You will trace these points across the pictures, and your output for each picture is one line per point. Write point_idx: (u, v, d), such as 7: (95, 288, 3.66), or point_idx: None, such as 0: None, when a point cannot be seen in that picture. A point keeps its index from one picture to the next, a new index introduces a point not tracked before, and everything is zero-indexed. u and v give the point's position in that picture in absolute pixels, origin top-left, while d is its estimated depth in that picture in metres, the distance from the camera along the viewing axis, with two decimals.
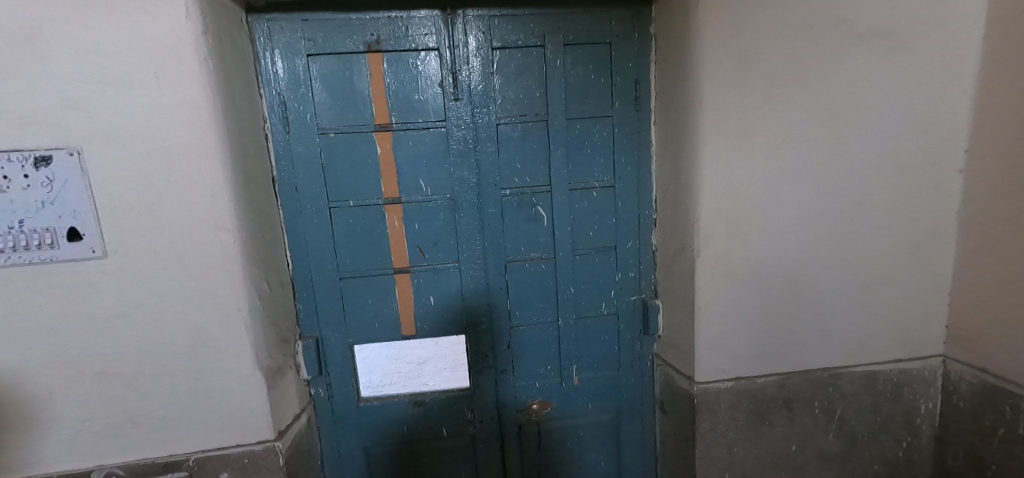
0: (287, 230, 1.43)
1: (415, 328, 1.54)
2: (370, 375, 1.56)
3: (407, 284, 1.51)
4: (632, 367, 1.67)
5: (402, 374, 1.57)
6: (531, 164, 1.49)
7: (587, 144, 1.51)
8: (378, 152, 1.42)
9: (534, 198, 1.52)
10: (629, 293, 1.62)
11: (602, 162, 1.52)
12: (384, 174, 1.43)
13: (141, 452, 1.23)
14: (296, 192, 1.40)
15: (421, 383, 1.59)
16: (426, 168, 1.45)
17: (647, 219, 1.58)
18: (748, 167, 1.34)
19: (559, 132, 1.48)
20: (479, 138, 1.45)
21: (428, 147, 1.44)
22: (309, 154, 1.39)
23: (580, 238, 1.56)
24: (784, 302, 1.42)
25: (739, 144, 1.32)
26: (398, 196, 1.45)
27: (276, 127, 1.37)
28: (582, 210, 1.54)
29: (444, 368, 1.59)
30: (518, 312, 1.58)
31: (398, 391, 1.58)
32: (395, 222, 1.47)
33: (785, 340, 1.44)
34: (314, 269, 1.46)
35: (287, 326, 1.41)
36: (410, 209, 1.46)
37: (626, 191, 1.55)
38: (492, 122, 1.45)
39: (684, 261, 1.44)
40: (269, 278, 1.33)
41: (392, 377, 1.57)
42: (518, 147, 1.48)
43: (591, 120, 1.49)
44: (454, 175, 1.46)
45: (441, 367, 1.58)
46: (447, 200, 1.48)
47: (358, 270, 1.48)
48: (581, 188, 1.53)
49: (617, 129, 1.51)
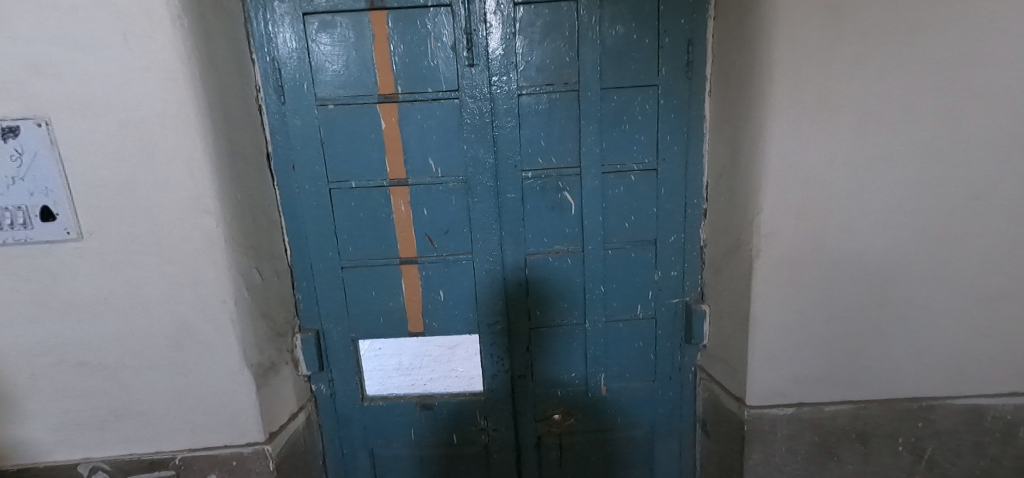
0: (284, 213, 1.30)
1: (423, 325, 1.39)
2: (399, 358, 1.43)
3: (415, 277, 1.35)
4: (670, 379, 1.45)
5: (431, 358, 1.43)
6: (557, 143, 1.28)
7: (625, 119, 1.27)
8: (382, 127, 1.25)
9: (560, 182, 1.31)
10: (670, 295, 1.39)
11: (642, 141, 1.29)
12: (389, 151, 1.27)
13: (127, 447, 1.16)
14: (293, 171, 1.27)
15: (450, 369, 1.44)
16: (436, 146, 1.27)
17: (695, 209, 1.33)
18: (828, 147, 1.07)
19: (592, 105, 1.25)
20: (497, 112, 1.25)
21: (439, 121, 1.26)
22: (307, 129, 1.24)
23: (613, 230, 1.34)
24: (866, 316, 1.15)
25: (817, 118, 1.05)
26: (405, 177, 1.28)
27: (271, 98, 1.23)
28: (616, 197, 1.32)
29: (475, 353, 1.43)
30: (539, 311, 1.40)
31: (429, 376, 1.45)
32: (402, 207, 1.31)
33: (863, 363, 1.18)
34: (313, 257, 1.33)
35: (283, 318, 1.30)
36: (418, 193, 1.29)
37: (669, 176, 1.31)
38: (512, 93, 1.24)
39: (739, 261, 1.20)
40: (261, 266, 1.21)
41: (421, 360, 1.43)
42: (543, 122, 1.27)
43: (630, 91, 1.25)
44: (468, 155, 1.28)
45: (472, 353, 1.43)
46: (460, 183, 1.29)
47: (361, 259, 1.33)
48: (616, 170, 1.30)
49: (663, 101, 1.26)
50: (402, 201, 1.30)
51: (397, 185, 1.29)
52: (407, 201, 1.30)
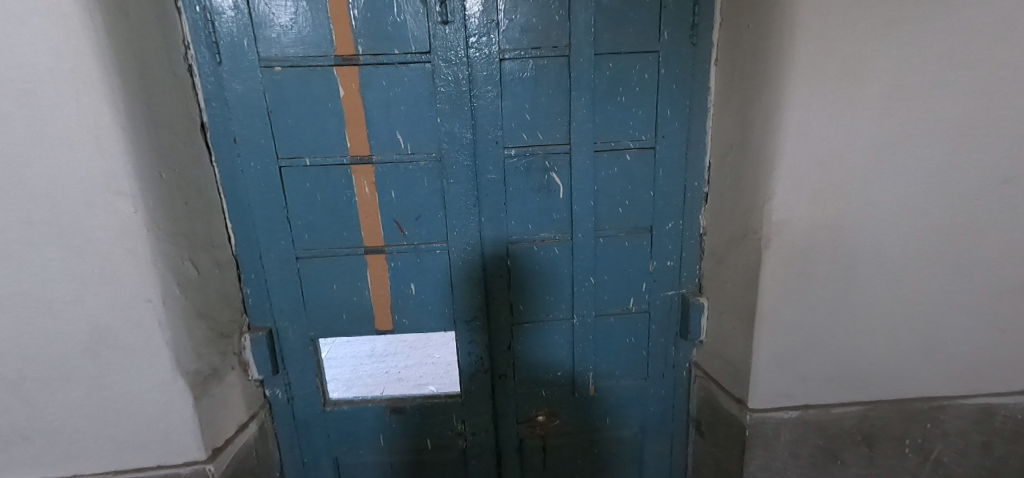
0: (226, 194, 1.11)
1: (392, 321, 1.23)
2: (373, 344, 1.44)
3: (382, 268, 1.19)
4: (663, 377, 1.34)
5: (406, 343, 1.45)
6: (544, 117, 1.12)
7: (621, 90, 1.12)
8: (341, 94, 1.07)
9: (547, 161, 1.16)
10: (665, 287, 1.27)
11: (639, 116, 1.14)
12: (349, 124, 1.09)
13: (38, 471, 0.99)
14: (235, 145, 1.08)
15: (426, 355, 1.44)
16: (405, 117, 1.10)
17: (695, 193, 1.20)
18: (852, 124, 0.94)
19: (584, 72, 1.09)
20: (476, 79, 1.08)
21: (408, 87, 1.08)
22: (250, 95, 1.05)
23: (605, 216, 1.21)
24: (880, 312, 1.05)
25: (842, 90, 0.92)
26: (369, 154, 1.11)
27: (203, 57, 1.03)
28: (609, 179, 1.18)
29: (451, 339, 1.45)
30: (523, 306, 1.26)
31: (404, 363, 1.44)
32: (366, 189, 1.14)
33: (874, 361, 1.08)
34: (263, 246, 1.15)
35: (227, 316, 1.12)
36: (384, 172, 1.12)
37: (668, 156, 1.17)
38: (493, 58, 1.08)
39: (745, 251, 1.08)
40: (196, 257, 1.03)
41: (397, 346, 1.45)
42: (527, 92, 1.10)
43: (627, 57, 1.10)
44: (442, 128, 1.11)
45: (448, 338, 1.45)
46: (433, 162, 1.13)
47: (319, 248, 1.17)
48: (610, 149, 1.16)
49: (663, 70, 1.11)
50: (365, 182, 1.13)
51: (359, 162, 1.11)
52: (372, 182, 1.13)
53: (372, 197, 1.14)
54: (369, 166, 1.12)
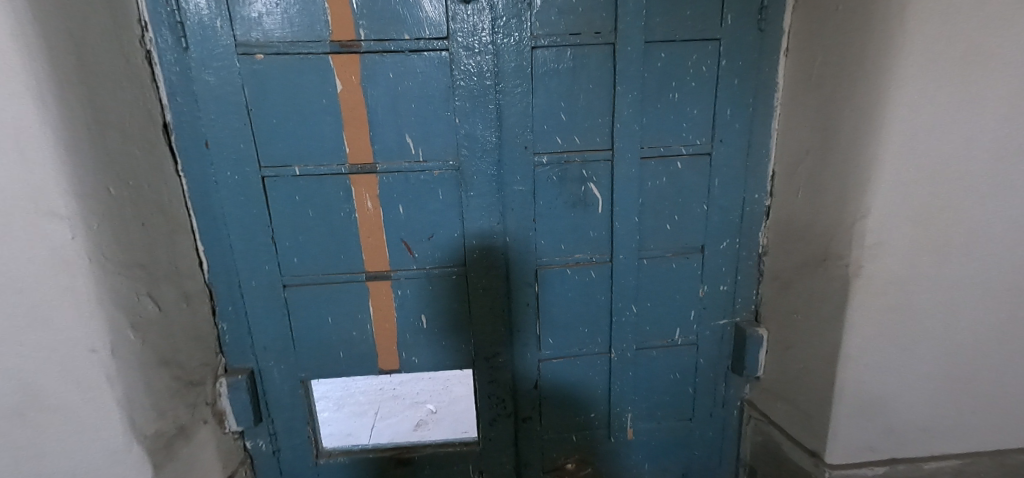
0: (196, 211, 0.91)
1: (399, 360, 1.04)
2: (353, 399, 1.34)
3: (387, 297, 1.00)
4: (711, 417, 1.16)
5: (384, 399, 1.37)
6: (582, 117, 0.94)
7: (674, 85, 0.94)
8: (338, 88, 0.87)
9: (584, 171, 0.98)
10: (716, 315, 1.10)
11: (694, 117, 0.96)
12: (349, 125, 0.89)
13: None
14: (207, 151, 0.88)
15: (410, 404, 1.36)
16: (416, 117, 0.91)
17: (754, 207, 1.03)
18: (982, 126, 0.75)
19: (632, 64, 0.91)
20: (502, 71, 0.90)
21: (420, 81, 0.89)
22: (225, 90, 0.85)
23: (650, 234, 1.03)
24: (998, 354, 0.85)
25: (971, 83, 0.73)
26: (373, 161, 0.92)
27: (166, 41, 0.82)
28: (656, 191, 1.00)
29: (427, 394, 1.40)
30: (552, 339, 1.07)
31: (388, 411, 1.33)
32: (368, 203, 0.94)
33: (989, 413, 0.89)
34: (243, 272, 0.95)
35: (198, 358, 0.92)
36: (391, 184, 0.93)
37: (726, 163, 0.99)
38: (524, 46, 0.89)
39: (823, 278, 0.90)
40: (157, 290, 0.82)
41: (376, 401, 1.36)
42: (564, 87, 0.92)
43: (683, 46, 0.92)
44: (462, 131, 0.92)
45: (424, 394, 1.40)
46: (449, 170, 0.94)
47: (312, 274, 0.97)
48: (659, 155, 0.98)
49: (724, 60, 0.93)
50: (368, 195, 0.94)
51: (360, 171, 0.92)
52: (376, 195, 0.94)
53: (375, 214, 0.95)
54: (372, 176, 0.93)
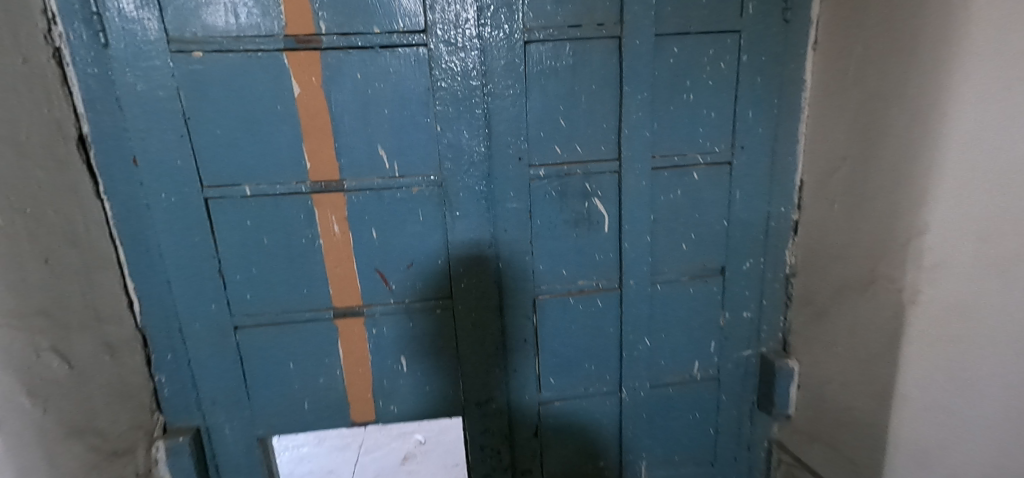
0: (124, 242, 0.75)
1: (375, 409, 0.89)
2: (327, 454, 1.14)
3: (360, 337, 0.85)
4: (734, 461, 1.03)
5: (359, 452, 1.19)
6: (583, 122, 0.82)
7: (689, 85, 0.82)
8: (295, 91, 0.73)
9: (587, 184, 0.85)
10: (739, 346, 0.96)
11: (711, 121, 0.84)
12: (309, 135, 0.75)
13: None
14: (135, 169, 0.72)
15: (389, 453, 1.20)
16: (391, 126, 0.77)
17: (780, 222, 0.90)
18: None
19: (641, 60, 0.79)
20: (491, 70, 0.77)
21: (394, 83, 0.75)
22: (155, 95, 0.70)
23: (664, 255, 0.90)
24: None
25: None
26: (339, 178, 0.77)
27: (79, 36, 0.67)
28: (670, 206, 0.87)
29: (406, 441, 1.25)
30: (554, 379, 0.93)
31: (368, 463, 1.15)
32: (334, 227, 0.79)
33: None
34: (184, 314, 0.79)
35: (127, 421, 0.76)
36: (361, 204, 0.79)
37: (749, 173, 0.87)
38: (515, 40, 0.76)
39: (869, 305, 0.77)
40: (67, 344, 0.65)
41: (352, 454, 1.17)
42: (563, 88, 0.80)
43: (698, 40, 0.80)
44: (444, 140, 0.78)
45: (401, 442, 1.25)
46: (431, 187, 0.80)
47: (268, 313, 0.82)
48: (672, 165, 0.85)
49: (745, 55, 0.81)
50: (335, 218, 0.79)
51: (324, 189, 0.77)
52: (345, 217, 0.79)
53: (344, 240, 0.80)
54: (339, 196, 0.78)
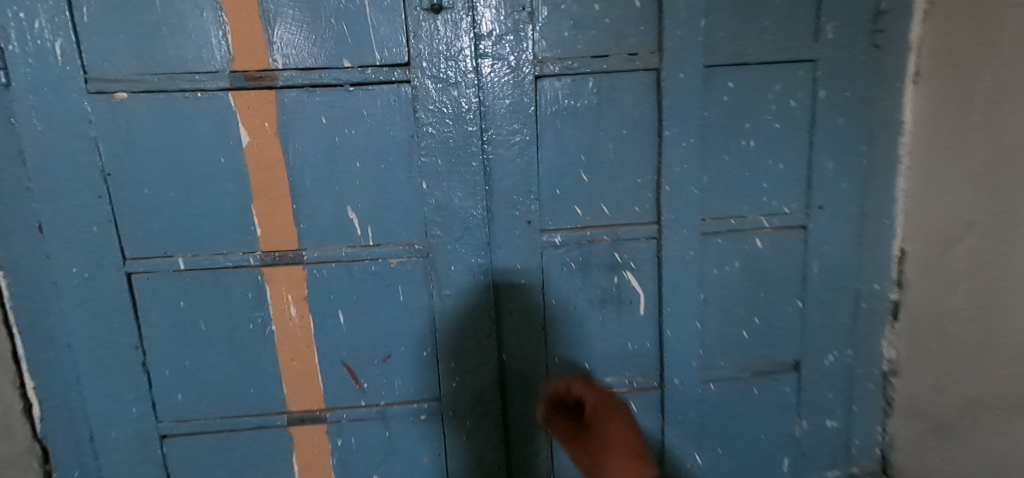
0: (20, 329, 0.59)
1: None
2: None
3: (322, 449, 0.66)
4: None
5: None
6: (611, 176, 0.64)
7: (749, 129, 0.63)
8: (243, 140, 0.58)
9: (616, 254, 0.66)
10: (820, 465, 0.73)
11: (779, 173, 0.65)
12: (260, 194, 0.59)
13: None
14: (40, 238, 0.57)
15: None
16: (364, 182, 0.60)
17: (874, 304, 0.69)
18: None
19: (687, 98, 0.61)
20: (493, 112, 0.60)
21: (368, 129, 0.59)
22: (67, 146, 0.55)
23: (718, 345, 0.69)
24: None
25: None
26: (298, 247, 0.61)
27: None
28: (725, 282, 0.67)
29: None
30: None
31: None
32: (291, 310, 0.62)
33: None
34: (97, 418, 0.62)
35: None
36: (326, 280, 0.62)
37: (830, 239, 0.66)
38: (524, 74, 0.60)
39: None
40: None
41: None
42: (584, 134, 0.63)
43: (761, 70, 0.62)
44: (432, 200, 0.61)
45: None
46: (414, 259, 0.62)
47: (204, 418, 0.64)
48: (728, 230, 0.66)
49: (824, 90, 0.63)
50: (292, 298, 0.62)
51: (278, 262, 0.60)
52: (304, 297, 0.62)
53: (303, 325, 0.63)
54: (297, 270, 0.61)
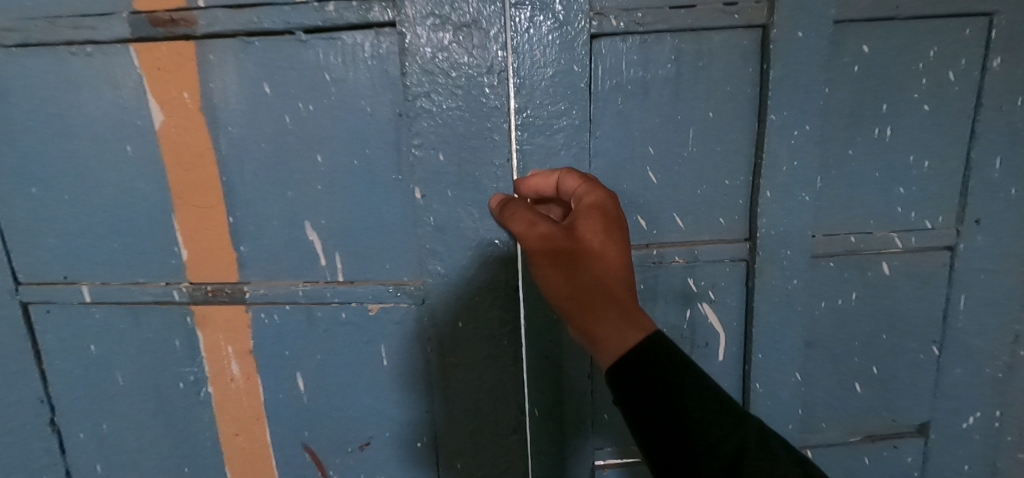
0: None
1: None
2: None
3: None
4: None
5: None
6: (688, 176, 0.47)
7: (887, 112, 0.45)
8: (155, 120, 0.42)
9: (690, 281, 0.49)
10: None
11: (922, 173, 0.47)
12: (185, 195, 0.44)
13: None
14: None
15: None
16: (330, 187, 0.44)
17: None
18: None
19: (804, 67, 0.43)
20: (530, 86, 0.43)
21: (332, 107, 0.42)
22: None
23: (819, 400, 0.52)
24: None
25: None
26: (239, 280, 0.46)
27: None
28: (837, 319, 0.50)
29: None
30: None
31: None
32: (235, 368, 0.48)
33: None
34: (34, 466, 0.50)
35: None
36: (280, 325, 0.46)
37: (986, 266, 0.48)
38: (574, 30, 0.42)
39: None
40: None
41: None
42: (656, 117, 0.45)
43: (909, 29, 0.44)
44: (424, 215, 0.44)
45: None
46: (404, 305, 0.46)
47: None
48: (846, 251, 0.48)
49: (1000, 56, 0.44)
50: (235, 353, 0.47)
51: (215, 307, 0.46)
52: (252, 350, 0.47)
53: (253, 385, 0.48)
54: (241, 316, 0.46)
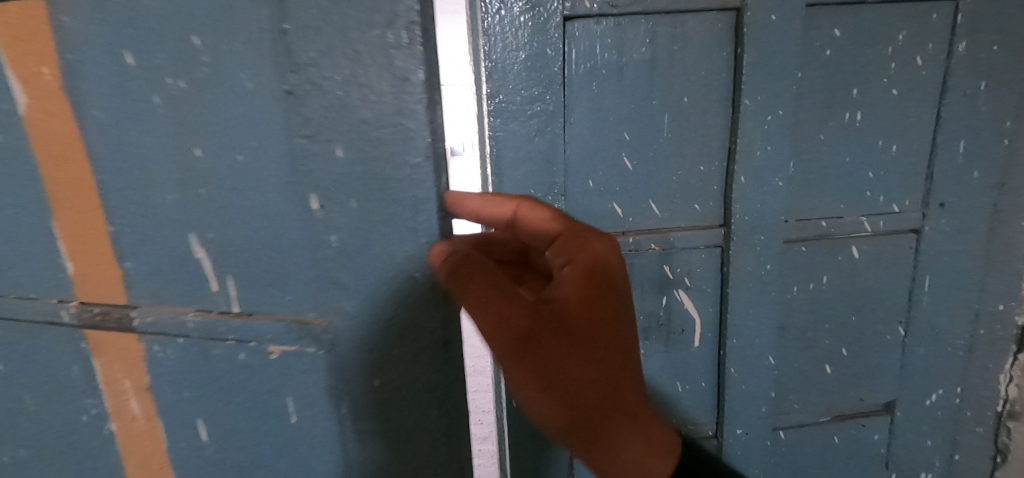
0: None
1: None
2: None
3: None
4: None
5: None
6: (664, 162, 0.46)
7: (858, 97, 0.46)
8: (18, 102, 0.35)
9: (666, 268, 0.48)
10: None
11: (891, 157, 0.47)
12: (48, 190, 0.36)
13: None
14: None
15: None
16: (213, 191, 0.36)
17: (998, 330, 0.52)
18: None
19: (776, 51, 0.43)
20: (502, 70, 0.42)
21: (207, 83, 0.33)
22: None
23: (793, 382, 0.53)
24: None
25: None
26: (130, 307, 0.39)
27: None
28: (809, 303, 0.51)
29: None
30: None
31: None
32: (134, 407, 0.42)
33: None
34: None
35: None
36: (174, 362, 0.40)
37: (950, 248, 0.50)
38: (547, 12, 0.41)
39: None
40: None
41: None
42: (631, 102, 0.44)
43: (879, 13, 0.44)
44: (315, 241, 0.37)
45: None
46: (311, 352, 0.39)
47: None
48: (818, 235, 0.49)
49: (964, 41, 0.45)
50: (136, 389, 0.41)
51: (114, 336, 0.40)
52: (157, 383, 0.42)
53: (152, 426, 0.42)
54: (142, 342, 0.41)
